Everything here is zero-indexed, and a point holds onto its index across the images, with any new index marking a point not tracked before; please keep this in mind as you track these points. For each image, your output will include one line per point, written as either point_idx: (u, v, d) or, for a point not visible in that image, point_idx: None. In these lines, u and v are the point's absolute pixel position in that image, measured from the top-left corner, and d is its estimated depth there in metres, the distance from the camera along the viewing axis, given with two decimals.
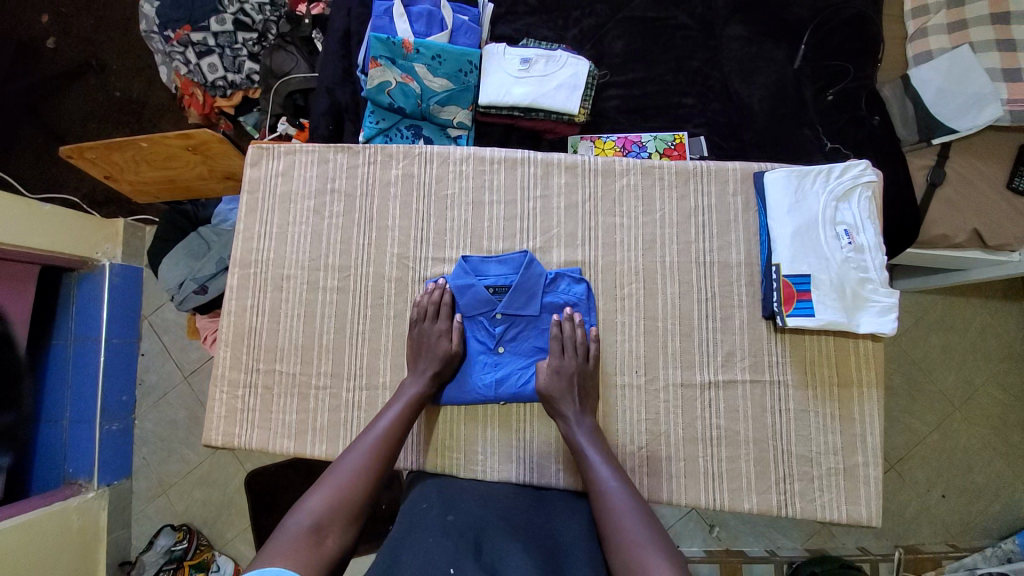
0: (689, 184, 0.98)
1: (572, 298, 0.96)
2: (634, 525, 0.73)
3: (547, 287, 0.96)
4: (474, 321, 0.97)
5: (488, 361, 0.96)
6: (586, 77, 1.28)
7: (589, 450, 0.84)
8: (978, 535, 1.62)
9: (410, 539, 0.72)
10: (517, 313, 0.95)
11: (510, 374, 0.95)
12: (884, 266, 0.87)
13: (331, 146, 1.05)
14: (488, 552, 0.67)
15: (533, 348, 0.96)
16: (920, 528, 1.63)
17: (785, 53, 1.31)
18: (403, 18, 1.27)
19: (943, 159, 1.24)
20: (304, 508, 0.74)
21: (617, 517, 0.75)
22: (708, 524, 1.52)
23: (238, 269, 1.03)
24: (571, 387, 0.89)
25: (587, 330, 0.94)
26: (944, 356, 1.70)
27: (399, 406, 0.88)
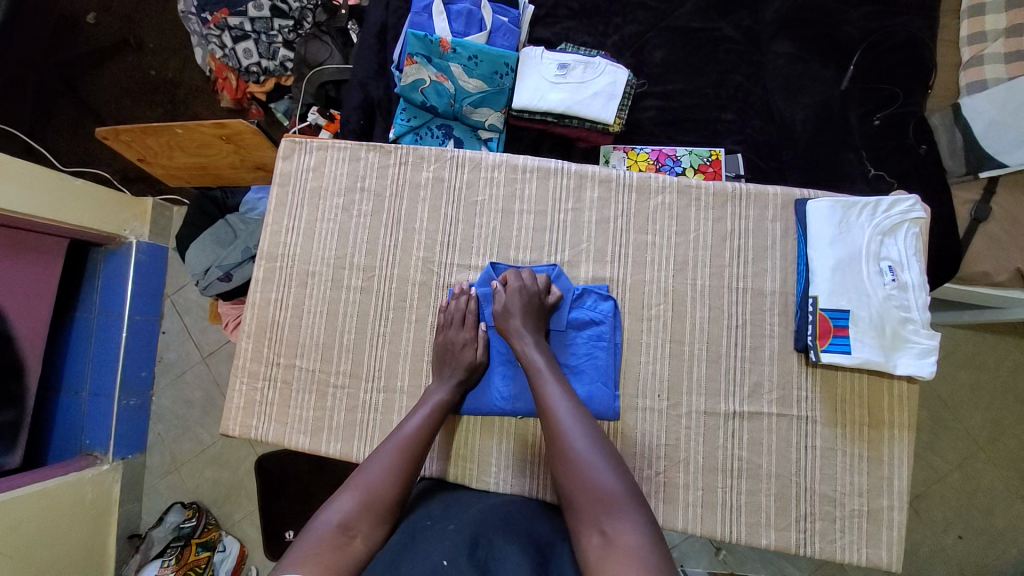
0: (727, 207, 0.95)
1: (597, 315, 0.93)
2: (580, 442, 0.72)
3: (573, 300, 0.94)
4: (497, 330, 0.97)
5: (506, 373, 0.94)
6: (624, 86, 1.25)
7: (540, 369, 0.83)
8: None
9: (415, 539, 0.72)
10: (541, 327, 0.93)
11: (526, 390, 0.92)
12: (928, 306, 0.83)
13: (363, 144, 1.04)
14: (484, 550, 0.68)
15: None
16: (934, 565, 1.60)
17: (832, 73, 1.26)
18: (441, 16, 1.25)
19: (990, 194, 1.19)
20: (333, 506, 0.73)
21: (561, 434, 0.74)
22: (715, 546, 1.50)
23: (264, 261, 1.03)
24: (527, 308, 0.89)
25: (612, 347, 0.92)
26: (972, 394, 1.65)
27: (426, 410, 0.86)
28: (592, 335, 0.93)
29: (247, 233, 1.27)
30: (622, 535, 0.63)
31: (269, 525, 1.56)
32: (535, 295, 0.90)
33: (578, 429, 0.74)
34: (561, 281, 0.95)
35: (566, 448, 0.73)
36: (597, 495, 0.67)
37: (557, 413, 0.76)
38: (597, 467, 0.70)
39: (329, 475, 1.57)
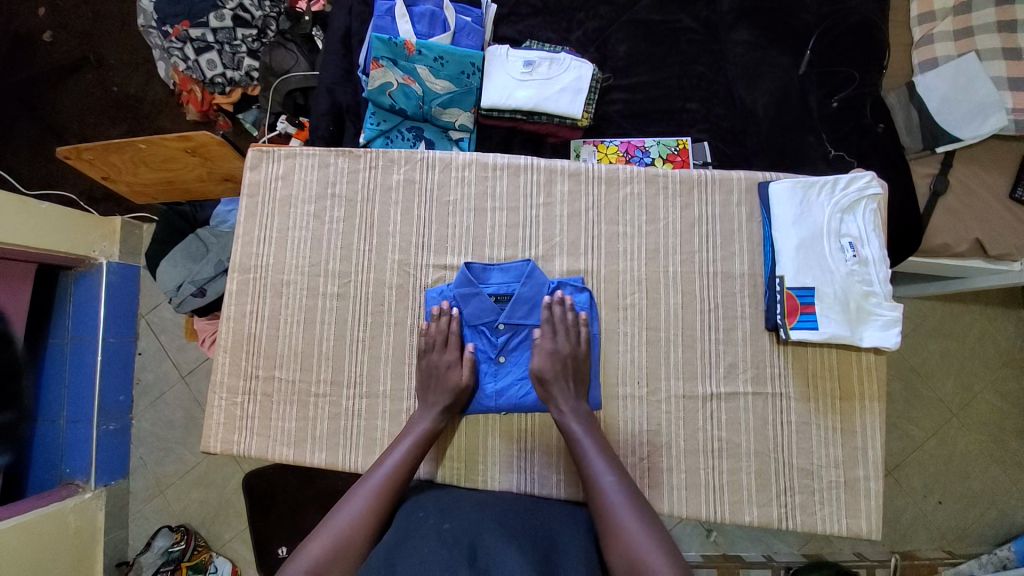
0: (694, 194, 0.97)
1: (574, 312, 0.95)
2: (631, 519, 0.74)
3: (550, 294, 0.95)
4: (476, 329, 0.97)
5: (489, 370, 0.95)
6: (590, 81, 1.27)
7: (581, 438, 0.84)
8: (974, 540, 1.68)
9: (405, 546, 0.71)
10: (519, 323, 0.95)
11: (510, 384, 0.94)
12: (889, 279, 0.86)
13: (331, 150, 1.03)
14: (482, 557, 0.68)
15: (535, 358, 0.95)
16: (918, 534, 1.69)
17: (790, 59, 1.30)
18: (405, 19, 1.25)
19: (947, 167, 1.24)
20: (304, 553, 0.73)
21: (613, 512, 0.76)
22: (707, 530, 1.65)
23: (237, 273, 1.02)
24: (563, 376, 0.89)
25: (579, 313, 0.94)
26: (943, 363, 1.75)
27: (408, 441, 0.88)
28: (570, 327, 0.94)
29: (219, 247, 1.25)
30: None
31: (262, 541, 1.53)
32: (570, 356, 0.90)
33: (626, 507, 0.76)
34: (539, 275, 0.95)
35: (618, 525, 0.75)
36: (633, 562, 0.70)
37: (606, 490, 0.79)
38: (644, 542, 0.72)
39: (318, 486, 1.56)
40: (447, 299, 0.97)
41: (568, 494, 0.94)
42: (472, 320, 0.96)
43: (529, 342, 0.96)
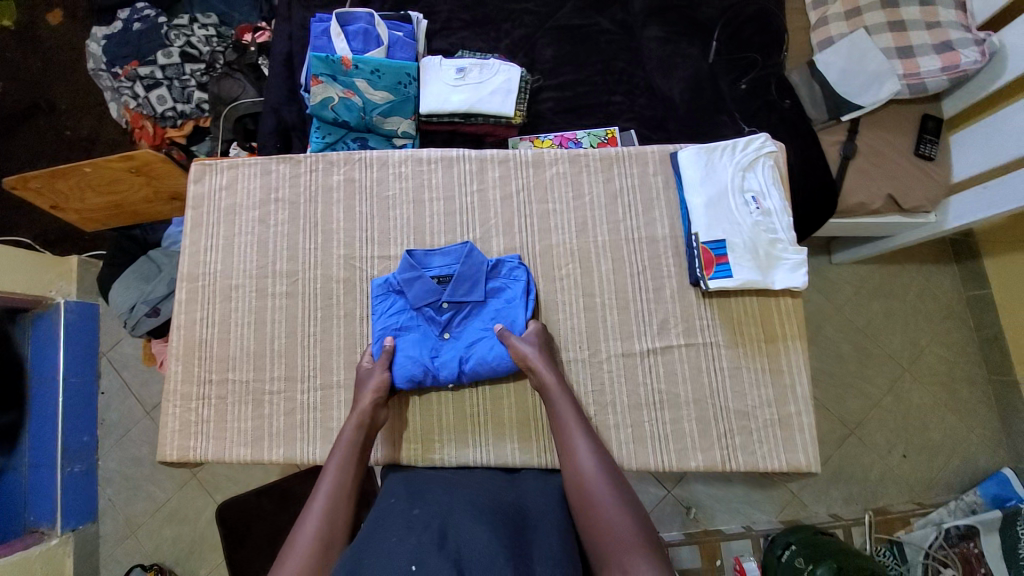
0: (613, 169, 1.05)
1: (511, 296, 0.99)
2: (602, 489, 0.80)
3: (490, 270, 1.00)
4: (420, 312, 0.99)
5: (432, 347, 0.98)
6: (519, 81, 1.36)
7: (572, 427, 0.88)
8: (940, 490, 1.77)
9: (374, 538, 0.72)
10: (462, 300, 0.99)
11: (451, 358, 0.97)
12: (791, 226, 0.95)
13: (273, 157, 1.08)
14: (454, 535, 0.70)
15: (479, 332, 0.99)
16: (889, 489, 1.79)
17: (699, 49, 1.41)
18: (340, 37, 1.32)
19: (853, 134, 1.37)
20: None
21: (585, 480, 0.82)
22: (686, 506, 1.75)
23: (185, 283, 1.05)
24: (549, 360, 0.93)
25: (504, 286, 1.00)
26: (887, 322, 1.87)
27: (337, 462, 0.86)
28: (507, 297, 1.00)
29: (168, 268, 1.27)
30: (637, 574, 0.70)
31: None
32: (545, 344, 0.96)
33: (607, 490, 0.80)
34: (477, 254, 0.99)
35: (589, 493, 0.81)
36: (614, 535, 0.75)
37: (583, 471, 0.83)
38: (604, 497, 0.79)
39: None
40: (392, 286, 1.00)
41: (523, 461, 0.97)
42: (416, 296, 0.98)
43: (469, 315, 1.00)
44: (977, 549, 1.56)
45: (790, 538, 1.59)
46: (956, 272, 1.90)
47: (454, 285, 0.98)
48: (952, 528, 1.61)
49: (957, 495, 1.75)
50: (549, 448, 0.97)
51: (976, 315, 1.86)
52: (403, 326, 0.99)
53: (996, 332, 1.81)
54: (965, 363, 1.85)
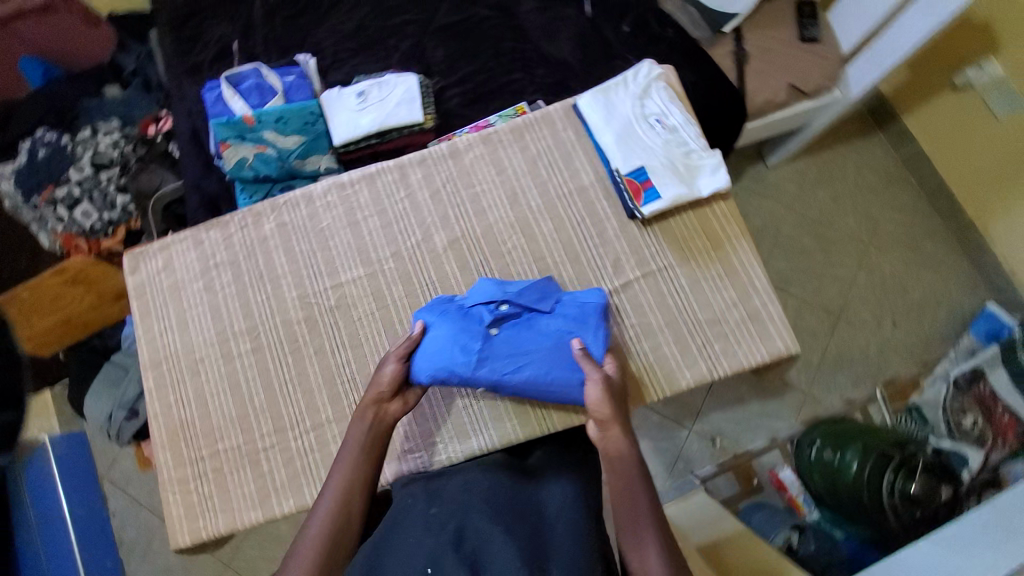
0: (526, 137, 1.09)
1: (584, 316, 0.95)
2: (635, 487, 0.80)
3: (564, 296, 0.98)
4: (476, 310, 0.96)
5: (478, 339, 0.93)
6: (419, 87, 1.39)
7: (614, 423, 0.85)
8: (938, 345, 1.84)
9: (395, 537, 0.77)
10: (528, 306, 0.95)
11: (498, 358, 0.93)
12: (699, 134, 1.00)
13: (201, 226, 1.09)
14: (469, 536, 0.73)
15: (537, 338, 0.94)
16: (891, 360, 1.85)
17: (575, 8, 1.50)
18: (235, 97, 1.34)
19: (740, 41, 1.47)
20: None
21: (621, 475, 0.82)
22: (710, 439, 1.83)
23: (152, 370, 1.04)
24: (617, 404, 0.87)
25: (576, 300, 0.96)
26: (837, 205, 1.95)
27: (346, 449, 0.85)
28: (579, 315, 0.95)
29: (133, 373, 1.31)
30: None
31: None
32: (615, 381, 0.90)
33: (635, 492, 0.80)
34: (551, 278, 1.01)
35: (622, 489, 0.81)
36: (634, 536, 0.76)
37: (621, 466, 0.83)
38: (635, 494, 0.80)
39: None
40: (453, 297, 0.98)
41: (525, 434, 1.00)
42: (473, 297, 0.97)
43: (525, 319, 0.96)
44: (988, 389, 1.55)
45: (813, 435, 1.64)
46: (883, 139, 1.98)
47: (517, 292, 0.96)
48: (959, 378, 1.63)
49: (956, 345, 1.80)
50: (547, 413, 0.99)
51: (915, 171, 1.95)
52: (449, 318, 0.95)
53: (936, 182, 1.90)
54: (921, 219, 1.93)
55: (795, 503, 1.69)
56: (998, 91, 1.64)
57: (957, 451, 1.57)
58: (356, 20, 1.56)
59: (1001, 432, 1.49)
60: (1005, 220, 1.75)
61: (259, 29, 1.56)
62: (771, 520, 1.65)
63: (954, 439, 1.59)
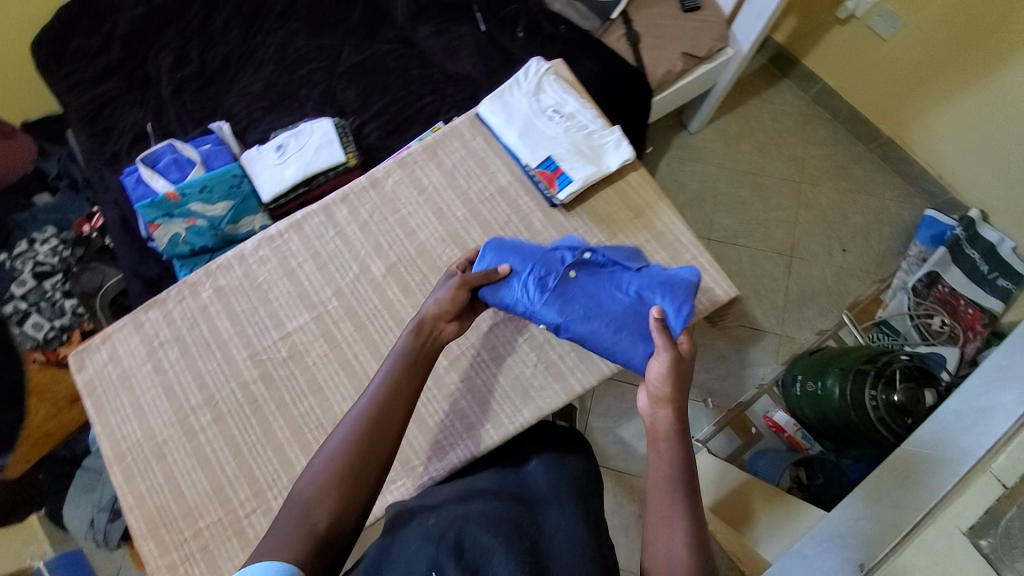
0: (439, 153, 1.11)
1: (671, 288, 0.94)
2: (669, 457, 0.79)
3: (651, 266, 0.99)
4: (554, 256, 0.98)
5: (550, 282, 0.94)
6: (335, 129, 1.42)
7: (661, 393, 0.83)
8: (889, 261, 1.91)
9: (394, 548, 0.75)
10: (613, 263, 0.98)
11: (570, 302, 0.94)
12: (595, 115, 1.05)
13: (140, 308, 1.09)
14: (469, 548, 0.71)
15: (614, 291, 0.96)
16: (850, 284, 1.90)
17: (469, 25, 1.56)
18: (155, 177, 1.35)
19: (628, 23, 1.55)
20: (300, 486, 0.71)
21: (658, 443, 0.81)
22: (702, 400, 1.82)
23: (117, 464, 1.02)
24: (681, 385, 0.84)
25: (657, 270, 0.98)
26: (763, 153, 2.03)
27: (391, 360, 0.82)
28: (663, 285, 0.95)
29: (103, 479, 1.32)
30: (664, 551, 0.73)
31: None
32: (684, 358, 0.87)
33: (665, 469, 0.78)
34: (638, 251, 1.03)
35: (657, 458, 0.80)
36: (658, 508, 0.76)
37: (659, 436, 0.82)
38: (665, 469, 0.78)
39: None
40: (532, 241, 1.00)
41: (501, 436, 0.97)
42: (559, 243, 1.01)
43: (602, 273, 0.98)
44: (946, 288, 1.75)
45: (795, 372, 1.67)
46: (791, 82, 2.08)
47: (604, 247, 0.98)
48: (917, 284, 1.77)
49: (905, 254, 1.89)
50: (516, 409, 0.98)
51: (827, 107, 2.04)
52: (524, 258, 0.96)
53: (848, 111, 1.99)
54: (843, 148, 2.01)
55: (795, 441, 1.71)
56: (878, 14, 1.75)
57: (936, 352, 1.63)
58: (263, 79, 1.59)
59: (968, 325, 1.71)
60: (921, 126, 1.86)
61: (171, 105, 1.57)
62: (776, 461, 1.67)
63: (929, 342, 1.70)
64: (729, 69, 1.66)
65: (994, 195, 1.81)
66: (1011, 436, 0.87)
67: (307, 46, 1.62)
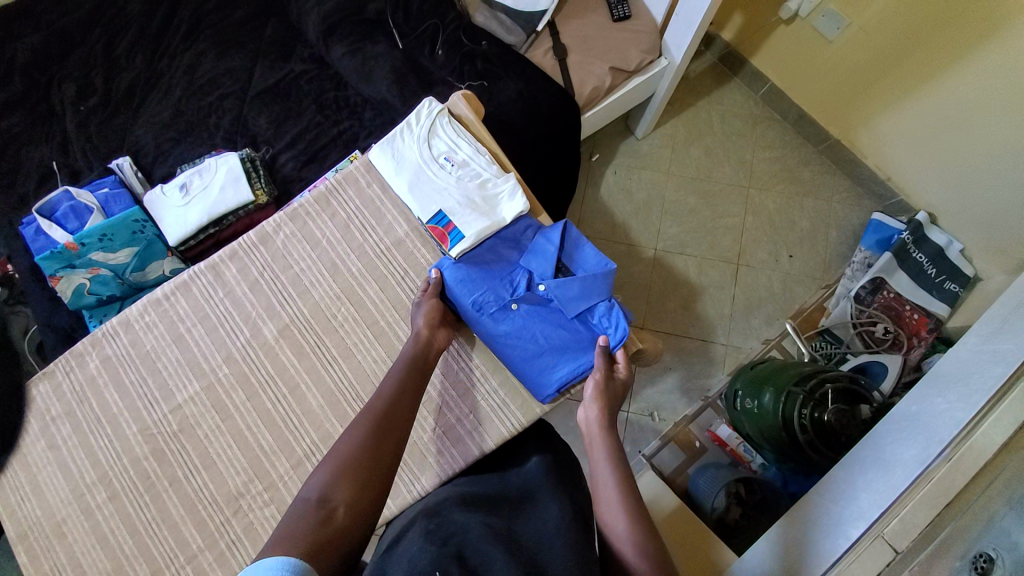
0: (332, 203, 1.12)
1: (605, 333, 1.03)
2: (602, 447, 0.86)
3: (598, 306, 1.04)
4: (511, 280, 1.05)
5: (500, 307, 1.02)
6: (241, 165, 1.35)
7: (589, 403, 0.94)
8: (836, 265, 1.86)
9: (392, 557, 0.69)
10: (565, 296, 1.02)
11: (513, 326, 1.01)
12: (489, 162, 1.10)
13: (30, 380, 1.06)
14: (472, 556, 0.64)
15: (555, 323, 1.03)
16: (797, 291, 1.85)
17: (386, 43, 1.45)
18: (52, 227, 1.28)
19: (555, 36, 1.46)
20: (310, 484, 0.69)
21: (590, 441, 0.89)
22: (648, 414, 1.74)
23: (18, 545, 0.99)
24: (612, 401, 0.94)
25: (599, 312, 1.03)
26: (711, 157, 1.97)
27: (394, 374, 0.89)
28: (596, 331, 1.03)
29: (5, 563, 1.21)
30: (616, 528, 0.75)
31: None
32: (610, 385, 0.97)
33: (604, 457, 0.84)
34: (600, 284, 1.03)
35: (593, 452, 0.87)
36: (601, 494, 0.81)
37: (589, 434, 0.90)
38: (600, 459, 0.85)
39: None
40: (501, 256, 1.07)
41: (399, 505, 0.98)
42: (523, 267, 1.06)
43: (548, 304, 1.04)
44: (891, 293, 1.68)
45: (738, 385, 1.55)
46: (739, 81, 2.01)
47: (555, 284, 1.01)
48: (860, 291, 1.70)
49: (851, 260, 1.83)
50: (414, 476, 0.99)
51: (777, 107, 1.97)
52: (482, 277, 1.04)
53: (797, 112, 1.93)
54: (793, 149, 1.96)
55: (737, 454, 1.63)
56: (822, 14, 1.67)
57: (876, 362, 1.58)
58: (171, 107, 1.50)
59: (913, 332, 1.65)
60: (869, 127, 1.79)
61: (75, 139, 1.47)
62: (715, 478, 1.46)
63: (871, 350, 1.64)
64: (666, 79, 1.58)
65: (944, 198, 1.73)
66: (909, 492, 0.87)
67: (216, 69, 1.52)
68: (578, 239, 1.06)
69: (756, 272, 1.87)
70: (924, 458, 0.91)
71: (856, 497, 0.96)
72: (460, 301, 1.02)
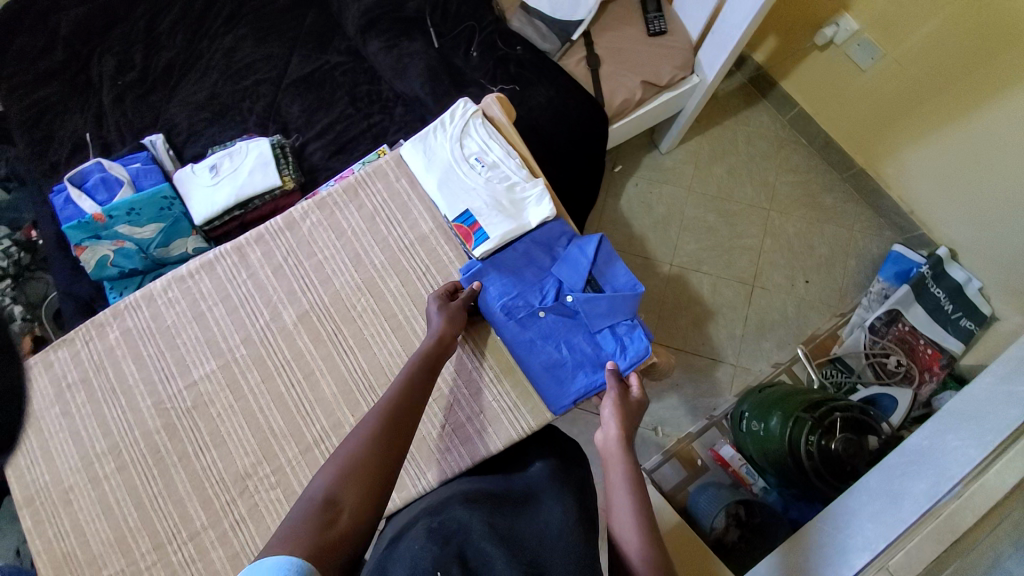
0: (360, 194, 1.13)
1: (628, 350, 1.04)
2: (618, 462, 0.85)
3: (623, 322, 1.05)
4: (540, 288, 1.06)
5: (528, 314, 1.04)
6: (271, 151, 1.37)
7: (609, 420, 0.92)
8: (852, 294, 1.85)
9: (393, 553, 0.69)
10: (592, 310, 1.04)
11: (538, 334, 1.03)
12: (519, 166, 1.11)
13: (49, 347, 1.08)
14: (472, 557, 0.64)
15: (578, 334, 1.05)
16: (811, 318, 1.84)
17: (422, 41, 1.47)
18: (82, 198, 1.31)
19: (589, 46, 1.47)
20: (315, 486, 0.69)
21: (607, 456, 0.88)
22: (651, 428, 1.72)
23: (25, 508, 1.00)
24: (634, 418, 0.93)
25: (624, 329, 1.05)
26: (734, 176, 1.96)
27: (405, 372, 0.88)
28: (619, 347, 1.04)
29: (7, 525, 1.22)
30: (629, 541, 0.75)
31: None
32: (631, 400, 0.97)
33: (620, 472, 0.84)
34: (628, 301, 1.04)
35: (610, 466, 0.86)
36: (615, 508, 0.80)
37: (606, 449, 0.89)
38: (617, 472, 0.84)
39: None
40: (530, 262, 1.07)
41: (402, 499, 0.98)
42: (554, 276, 1.07)
43: (575, 315, 1.05)
44: (906, 326, 1.67)
45: (744, 407, 1.53)
46: (767, 104, 2.01)
47: (584, 297, 1.03)
48: (875, 322, 1.69)
49: (867, 290, 1.82)
50: (420, 472, 0.99)
51: (803, 132, 1.97)
52: (512, 283, 1.04)
53: (823, 138, 1.93)
54: (817, 175, 1.95)
55: (738, 475, 1.62)
56: (857, 43, 1.67)
57: (887, 395, 1.56)
58: (207, 88, 1.52)
59: (925, 366, 1.64)
60: (895, 159, 1.78)
61: (111, 113, 1.49)
62: (714, 498, 1.47)
63: (881, 381, 1.64)
64: (695, 97, 1.59)
65: (966, 235, 1.72)
66: (914, 528, 0.88)
67: (253, 55, 1.54)
68: (611, 256, 1.08)
69: (771, 295, 1.86)
70: (934, 492, 0.91)
71: (862, 526, 0.95)
72: (489, 306, 1.03)
